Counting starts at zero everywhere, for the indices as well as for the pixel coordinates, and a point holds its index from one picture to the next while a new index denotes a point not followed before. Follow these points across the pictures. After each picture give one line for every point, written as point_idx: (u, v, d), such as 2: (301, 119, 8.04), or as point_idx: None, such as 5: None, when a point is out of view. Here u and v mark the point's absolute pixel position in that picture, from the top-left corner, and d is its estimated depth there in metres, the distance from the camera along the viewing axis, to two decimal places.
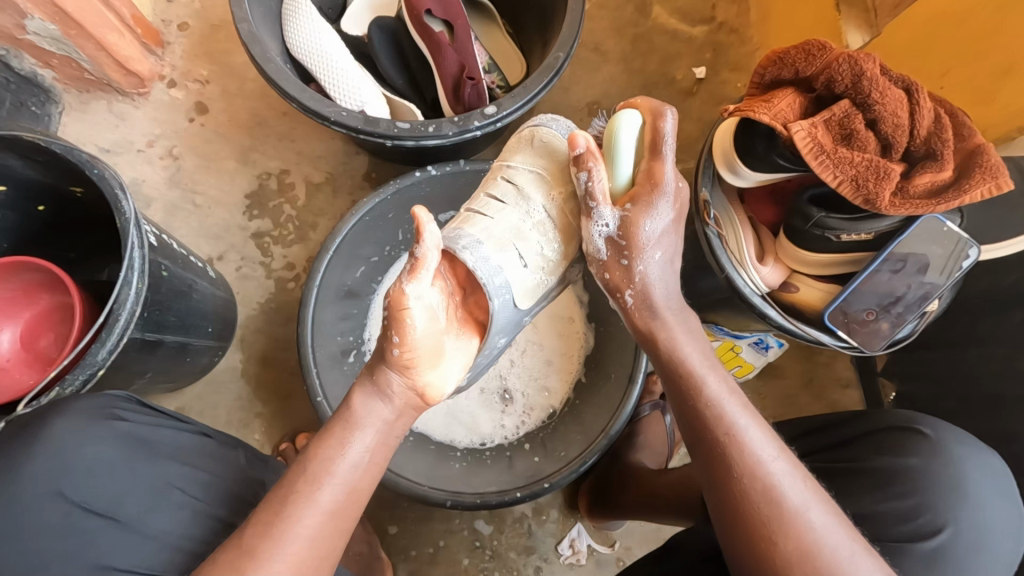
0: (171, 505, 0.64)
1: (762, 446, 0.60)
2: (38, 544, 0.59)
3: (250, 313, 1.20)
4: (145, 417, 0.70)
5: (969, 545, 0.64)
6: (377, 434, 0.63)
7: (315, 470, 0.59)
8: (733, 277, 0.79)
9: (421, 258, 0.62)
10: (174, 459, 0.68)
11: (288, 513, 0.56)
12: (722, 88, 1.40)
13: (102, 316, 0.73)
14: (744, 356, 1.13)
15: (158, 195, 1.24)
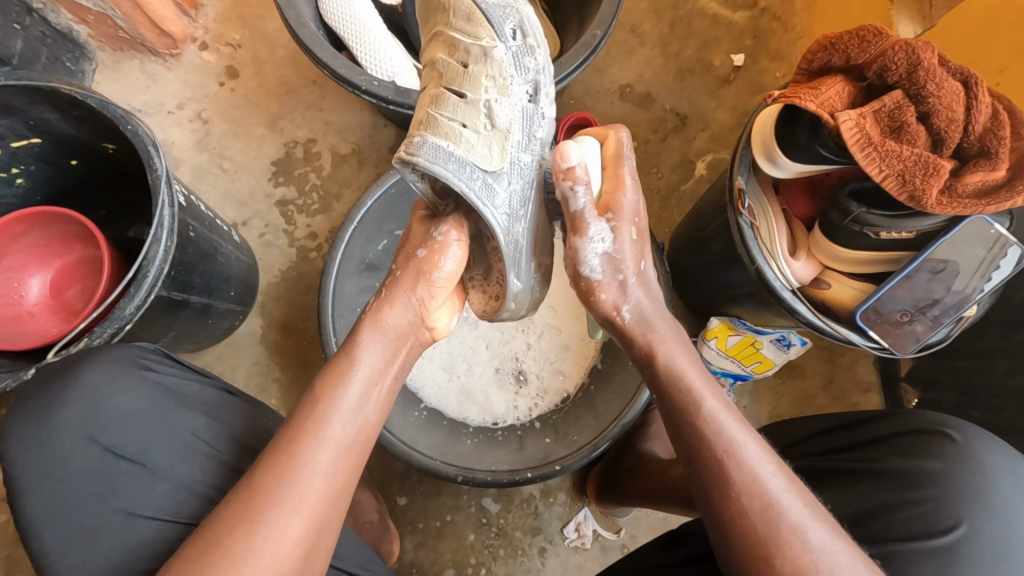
0: (194, 456, 0.68)
1: (760, 462, 0.59)
2: (77, 484, 0.65)
3: (272, 280, 1.21)
4: (168, 370, 0.73)
5: (989, 559, 0.61)
6: (377, 374, 0.66)
7: (319, 414, 0.61)
8: (764, 270, 0.77)
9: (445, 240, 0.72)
10: (199, 412, 0.71)
11: (299, 455, 0.58)
12: (760, 77, 1.36)
13: (131, 271, 0.73)
14: (764, 352, 1.12)
15: (187, 158, 1.24)
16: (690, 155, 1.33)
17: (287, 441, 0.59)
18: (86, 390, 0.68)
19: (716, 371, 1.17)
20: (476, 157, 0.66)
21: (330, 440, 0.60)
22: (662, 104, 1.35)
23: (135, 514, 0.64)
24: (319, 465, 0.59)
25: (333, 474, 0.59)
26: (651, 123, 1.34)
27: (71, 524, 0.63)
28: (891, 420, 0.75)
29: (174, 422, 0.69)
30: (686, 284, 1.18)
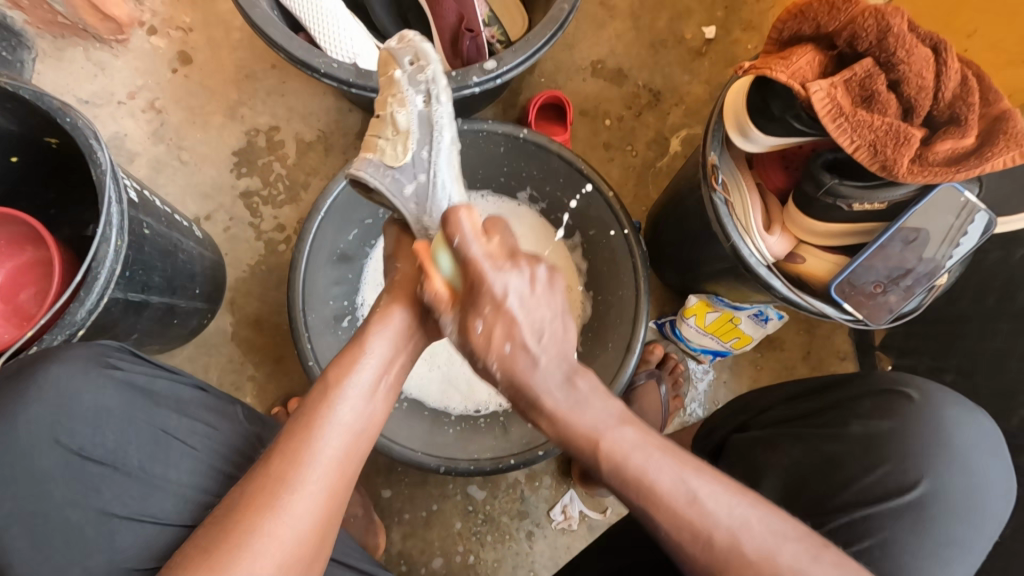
0: (173, 455, 0.66)
1: (702, 493, 0.54)
2: (45, 488, 0.62)
3: (240, 275, 1.17)
4: (138, 367, 0.70)
5: (953, 513, 0.63)
6: (388, 360, 0.69)
7: (331, 396, 0.63)
8: (738, 246, 0.77)
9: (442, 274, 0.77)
10: (174, 411, 0.69)
11: (313, 434, 0.60)
12: (733, 50, 1.34)
13: (80, 273, 0.69)
14: (742, 327, 1.12)
15: (142, 150, 1.18)
16: (665, 131, 1.31)
17: (296, 427, 0.61)
18: (51, 391, 0.64)
19: (696, 346, 1.19)
20: (388, 159, 0.77)
21: (335, 429, 0.61)
22: (635, 79, 1.32)
23: (110, 516, 0.62)
24: (332, 443, 0.60)
25: (346, 457, 0.61)
26: (624, 99, 1.32)
27: (41, 532, 0.61)
28: (854, 381, 0.75)
29: (147, 422, 0.66)
30: (663, 262, 1.18)
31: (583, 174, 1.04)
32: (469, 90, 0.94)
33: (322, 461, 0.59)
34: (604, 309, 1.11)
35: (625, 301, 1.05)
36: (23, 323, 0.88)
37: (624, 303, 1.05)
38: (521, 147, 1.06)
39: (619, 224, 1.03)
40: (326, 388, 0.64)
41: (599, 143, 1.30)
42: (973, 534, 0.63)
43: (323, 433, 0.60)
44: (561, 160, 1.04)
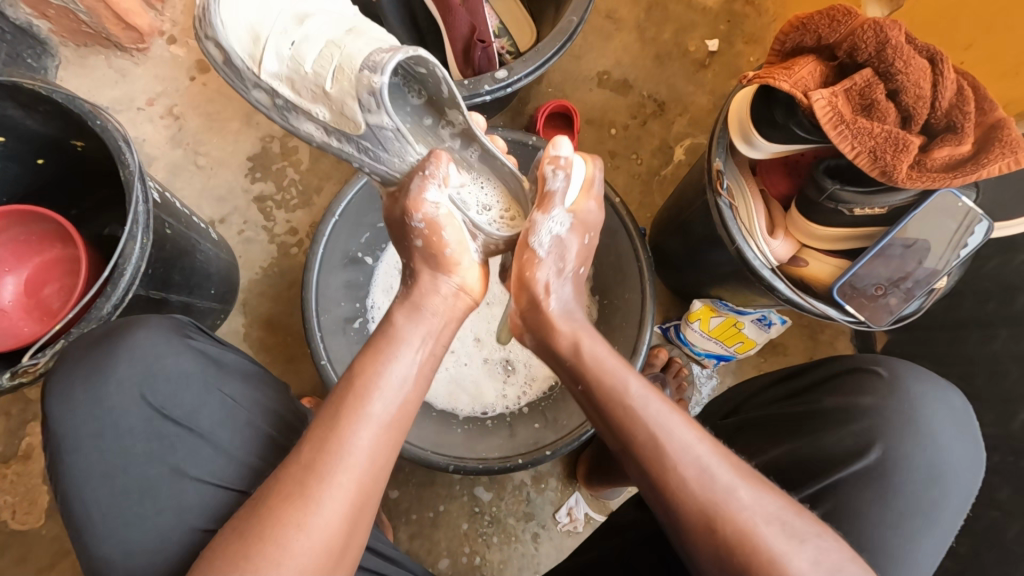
0: (237, 424, 0.69)
1: (684, 431, 0.61)
2: (128, 442, 0.65)
3: (253, 277, 1.19)
4: (210, 341, 0.74)
5: (914, 479, 0.65)
6: (429, 323, 0.69)
7: (362, 383, 0.61)
8: (743, 248, 0.79)
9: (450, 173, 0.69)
10: (240, 381, 0.72)
11: (343, 424, 0.59)
12: (736, 62, 1.38)
13: (107, 269, 0.71)
14: (746, 332, 1.14)
15: (160, 154, 1.21)
16: (669, 139, 1.34)
17: (331, 408, 0.60)
18: (138, 353, 0.68)
19: (700, 351, 1.20)
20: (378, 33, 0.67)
21: (374, 415, 0.60)
22: (640, 90, 1.36)
23: (184, 475, 0.65)
24: (368, 419, 0.60)
25: (384, 434, 0.60)
26: (630, 109, 1.35)
27: (117, 485, 0.64)
28: (823, 365, 0.79)
29: (218, 389, 0.70)
30: (668, 266, 1.20)
31: None
32: (481, 98, 0.97)
33: (360, 441, 0.58)
34: (610, 313, 1.14)
35: (631, 304, 1.07)
36: (47, 318, 0.91)
37: (629, 307, 1.08)
38: (530, 155, 1.09)
39: (625, 229, 1.06)
40: (357, 378, 0.62)
41: (604, 151, 1.33)
42: (931, 504, 0.65)
43: (360, 417, 0.59)
44: None
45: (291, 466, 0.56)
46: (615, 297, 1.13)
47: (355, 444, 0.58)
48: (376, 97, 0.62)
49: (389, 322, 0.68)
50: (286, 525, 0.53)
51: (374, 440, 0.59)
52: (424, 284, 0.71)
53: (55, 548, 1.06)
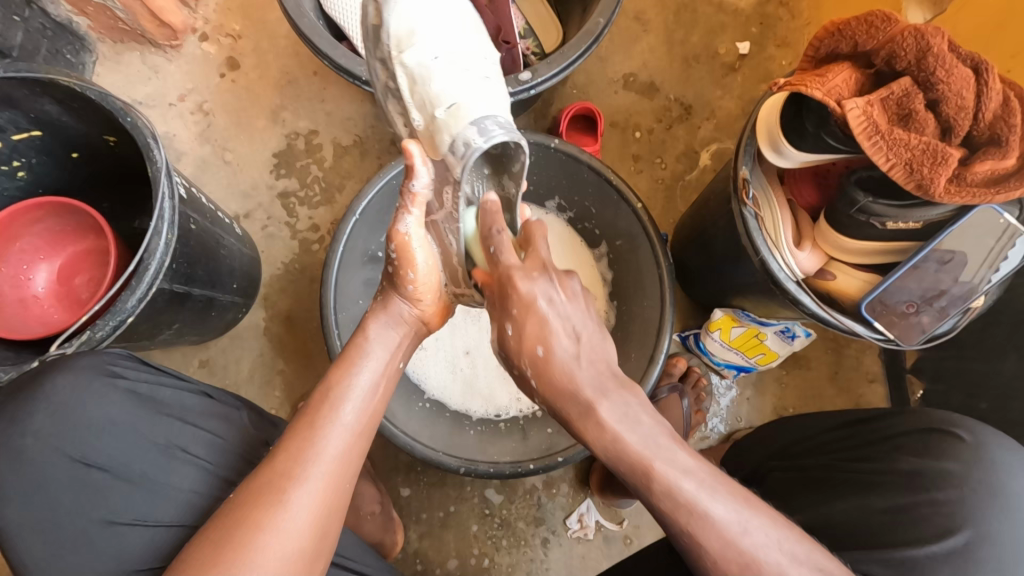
0: (173, 463, 0.68)
1: (672, 456, 0.57)
2: (53, 495, 0.65)
3: (275, 272, 1.21)
4: (143, 375, 0.73)
5: (1001, 556, 0.62)
6: (397, 347, 0.71)
7: (334, 395, 0.64)
8: (767, 261, 0.77)
9: (417, 194, 0.66)
10: (177, 419, 0.71)
11: (315, 436, 0.61)
12: (766, 65, 1.35)
13: (132, 262, 0.72)
14: (768, 344, 1.11)
15: (189, 150, 1.24)
16: (695, 144, 1.32)
17: (303, 422, 0.62)
18: (52, 402, 0.67)
19: (719, 362, 1.18)
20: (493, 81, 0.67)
21: (342, 424, 0.62)
22: (666, 93, 1.34)
23: (113, 523, 0.65)
24: (340, 428, 0.62)
25: (352, 445, 0.62)
26: (655, 112, 1.33)
27: (53, 532, 0.64)
28: (897, 419, 0.75)
29: (146, 433, 0.69)
30: (689, 274, 1.18)
31: (612, 185, 1.06)
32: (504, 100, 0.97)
33: (328, 449, 0.61)
34: (628, 320, 1.12)
35: (650, 312, 1.06)
36: (76, 308, 0.93)
37: (649, 314, 1.06)
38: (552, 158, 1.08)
39: (646, 235, 1.05)
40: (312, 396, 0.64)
41: (628, 155, 1.31)
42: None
43: (322, 426, 0.61)
44: (591, 171, 1.07)
45: (255, 485, 0.58)
46: (634, 303, 1.11)
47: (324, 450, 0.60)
48: (464, 153, 0.62)
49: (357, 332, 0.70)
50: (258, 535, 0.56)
51: (343, 451, 0.61)
52: (375, 317, 0.72)
53: None
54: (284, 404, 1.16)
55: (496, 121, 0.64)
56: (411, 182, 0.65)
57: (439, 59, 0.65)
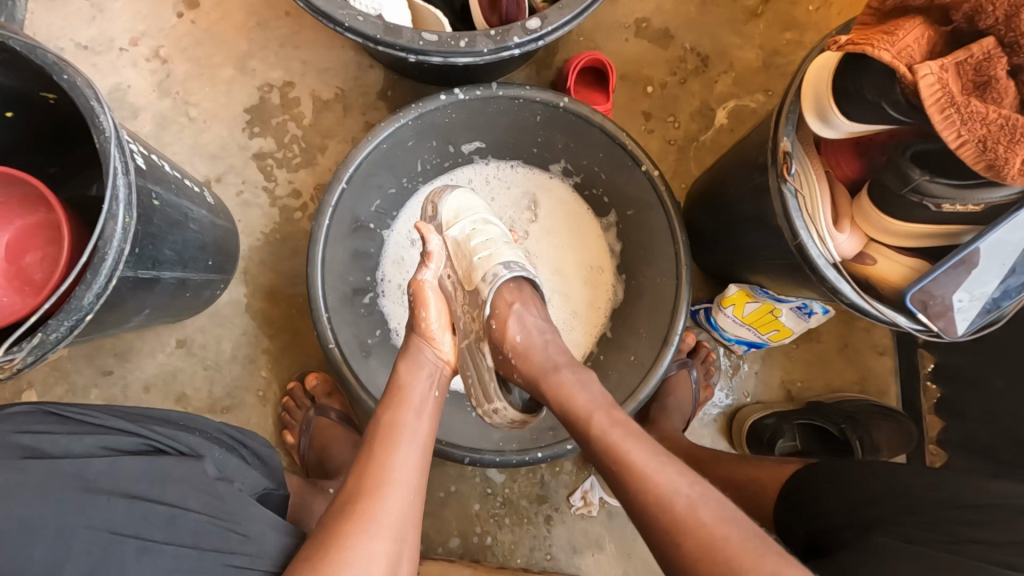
0: (86, 539, 0.54)
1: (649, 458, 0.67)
2: None
3: (253, 243, 1.10)
4: (50, 432, 0.60)
5: None
6: (432, 379, 0.82)
7: (400, 401, 0.78)
8: (806, 245, 0.69)
9: (430, 254, 0.87)
10: (92, 479, 0.57)
11: (396, 439, 0.74)
12: (791, 10, 1.23)
13: (84, 253, 0.59)
14: (783, 320, 1.07)
15: (147, 104, 1.09)
16: (711, 101, 1.21)
17: (384, 427, 0.76)
18: None
19: (730, 337, 1.13)
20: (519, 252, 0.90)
21: (413, 426, 0.77)
22: (682, 41, 1.21)
23: None
24: (411, 437, 0.75)
25: (423, 446, 0.76)
26: (669, 64, 1.20)
27: None
28: None
29: (45, 502, 0.54)
30: (703, 246, 1.11)
31: (626, 149, 0.95)
32: (508, 51, 0.84)
33: (407, 457, 0.73)
34: (637, 295, 1.05)
35: (663, 289, 0.98)
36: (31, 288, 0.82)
37: (661, 287, 0.99)
38: (559, 118, 0.97)
39: (662, 205, 0.96)
40: (387, 414, 0.77)
41: (639, 112, 1.20)
42: None
43: (404, 444, 0.74)
44: (604, 134, 0.96)
45: (354, 487, 0.70)
46: (645, 277, 1.04)
47: (406, 465, 0.73)
48: (492, 281, 0.84)
49: (393, 377, 0.81)
50: (369, 526, 0.66)
51: (418, 448, 0.75)
52: (406, 354, 0.84)
53: None
54: (271, 386, 1.09)
55: (517, 262, 0.87)
56: (426, 248, 0.87)
57: (479, 231, 0.90)
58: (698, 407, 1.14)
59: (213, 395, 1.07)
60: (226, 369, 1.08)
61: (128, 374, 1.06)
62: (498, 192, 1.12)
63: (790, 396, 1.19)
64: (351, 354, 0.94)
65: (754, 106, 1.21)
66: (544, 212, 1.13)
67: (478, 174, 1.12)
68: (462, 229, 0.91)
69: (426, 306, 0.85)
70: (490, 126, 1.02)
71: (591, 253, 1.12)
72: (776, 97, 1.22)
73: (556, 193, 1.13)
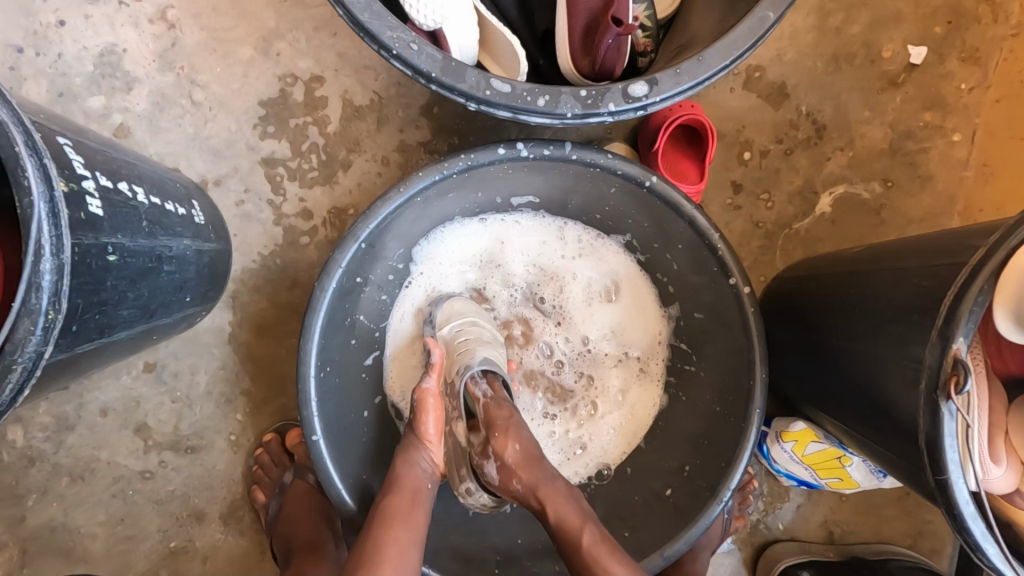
0: None
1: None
2: None
3: (248, 264, 0.93)
4: None
5: None
6: (427, 471, 0.74)
7: (399, 476, 0.72)
8: (952, 484, 0.51)
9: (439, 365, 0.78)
10: None
11: (385, 532, 0.66)
12: (939, 84, 1.00)
13: None
14: (851, 471, 0.91)
15: (144, 75, 0.90)
16: (816, 181, 1.00)
17: (381, 517, 0.68)
18: None
19: (779, 470, 0.97)
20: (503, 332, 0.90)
21: (408, 508, 0.69)
22: (798, 102, 0.99)
23: None
24: (405, 524, 0.67)
25: (407, 530, 0.67)
26: (775, 128, 0.99)
27: None
28: None
29: None
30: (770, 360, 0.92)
31: (716, 253, 0.76)
32: (598, 117, 0.64)
33: (400, 549, 0.65)
34: (686, 413, 0.87)
35: (723, 422, 0.81)
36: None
37: (722, 418, 0.81)
38: (641, 198, 0.78)
39: (746, 327, 0.77)
40: (389, 498, 0.69)
41: (727, 181, 0.99)
42: None
43: (406, 527, 0.67)
44: (692, 229, 0.77)
45: (360, 555, 0.64)
46: (706, 398, 0.85)
47: (407, 553, 0.66)
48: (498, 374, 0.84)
49: (388, 475, 0.73)
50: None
51: (400, 548, 0.65)
52: (405, 453, 0.74)
53: None
54: (246, 432, 0.95)
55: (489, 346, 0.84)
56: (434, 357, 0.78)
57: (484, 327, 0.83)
58: (728, 534, 0.98)
59: (178, 431, 0.94)
60: (197, 406, 0.94)
61: (86, 393, 0.92)
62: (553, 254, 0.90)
63: (830, 538, 1.03)
64: (338, 443, 0.76)
65: (867, 196, 1.00)
66: (595, 282, 0.91)
67: (523, 223, 0.89)
68: (453, 326, 0.81)
69: (429, 414, 0.76)
70: (551, 185, 0.82)
71: (639, 345, 0.92)
72: (897, 190, 1.00)
73: (614, 262, 0.90)
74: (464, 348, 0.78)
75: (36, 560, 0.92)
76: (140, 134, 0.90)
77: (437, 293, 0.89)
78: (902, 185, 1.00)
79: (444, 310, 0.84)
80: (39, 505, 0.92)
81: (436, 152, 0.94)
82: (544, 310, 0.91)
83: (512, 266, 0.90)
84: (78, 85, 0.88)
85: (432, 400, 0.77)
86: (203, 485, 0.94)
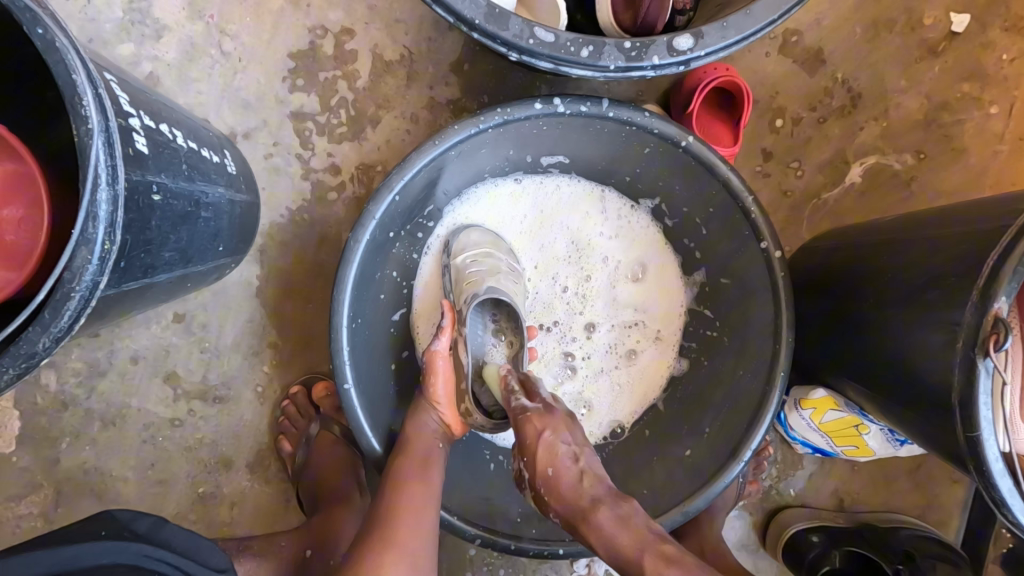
0: None
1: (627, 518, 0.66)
2: None
3: (276, 218, 0.94)
4: None
5: None
6: (437, 431, 0.76)
7: (411, 437, 0.74)
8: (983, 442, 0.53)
9: (449, 326, 0.77)
10: None
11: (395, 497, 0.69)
12: (979, 54, 0.97)
13: (43, 290, 0.43)
14: (866, 439, 0.92)
15: (174, 23, 0.89)
16: (848, 151, 0.99)
17: (392, 481, 0.71)
18: None
19: (794, 437, 0.98)
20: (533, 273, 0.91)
21: (417, 469, 0.72)
22: (833, 69, 0.97)
23: None
24: (415, 487, 0.70)
25: (419, 492, 0.70)
26: (810, 96, 0.98)
27: None
28: None
29: None
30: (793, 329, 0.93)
31: (748, 217, 0.76)
32: (640, 71, 0.64)
33: (414, 510, 0.69)
34: (708, 377, 0.88)
35: (745, 385, 0.82)
36: (10, 259, 0.56)
37: (744, 383, 0.82)
38: (674, 158, 0.77)
39: (775, 292, 0.77)
40: (399, 462, 0.72)
41: (757, 149, 0.98)
42: None
43: (422, 484, 0.71)
44: (724, 191, 0.77)
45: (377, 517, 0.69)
46: (729, 365, 0.85)
47: (423, 511, 0.69)
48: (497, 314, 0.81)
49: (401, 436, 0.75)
50: (388, 555, 0.66)
51: (412, 506, 0.69)
52: (417, 412, 0.77)
53: (21, 480, 0.95)
54: (273, 384, 0.97)
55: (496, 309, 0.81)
56: (444, 318, 0.77)
57: (496, 259, 0.83)
58: (741, 497, 1.00)
59: (207, 381, 0.95)
60: (225, 356, 0.95)
61: (117, 341, 0.94)
62: (584, 223, 0.90)
63: (840, 506, 1.05)
64: (367, 392, 0.78)
65: (899, 168, 0.99)
66: (625, 256, 0.91)
67: (560, 190, 0.89)
68: (467, 257, 0.82)
69: (439, 377, 0.77)
70: (584, 145, 0.81)
71: (661, 319, 0.92)
72: (929, 163, 0.98)
73: (644, 236, 0.91)
74: (475, 278, 0.79)
75: (70, 500, 0.95)
76: (170, 83, 0.89)
77: (456, 225, 0.88)
78: (934, 157, 0.98)
79: (462, 256, 0.82)
80: (72, 448, 0.95)
81: (465, 111, 0.93)
82: (587, 295, 0.91)
83: (543, 234, 0.91)
84: (108, 31, 0.88)
85: (443, 362, 0.77)
86: (231, 434, 0.97)
